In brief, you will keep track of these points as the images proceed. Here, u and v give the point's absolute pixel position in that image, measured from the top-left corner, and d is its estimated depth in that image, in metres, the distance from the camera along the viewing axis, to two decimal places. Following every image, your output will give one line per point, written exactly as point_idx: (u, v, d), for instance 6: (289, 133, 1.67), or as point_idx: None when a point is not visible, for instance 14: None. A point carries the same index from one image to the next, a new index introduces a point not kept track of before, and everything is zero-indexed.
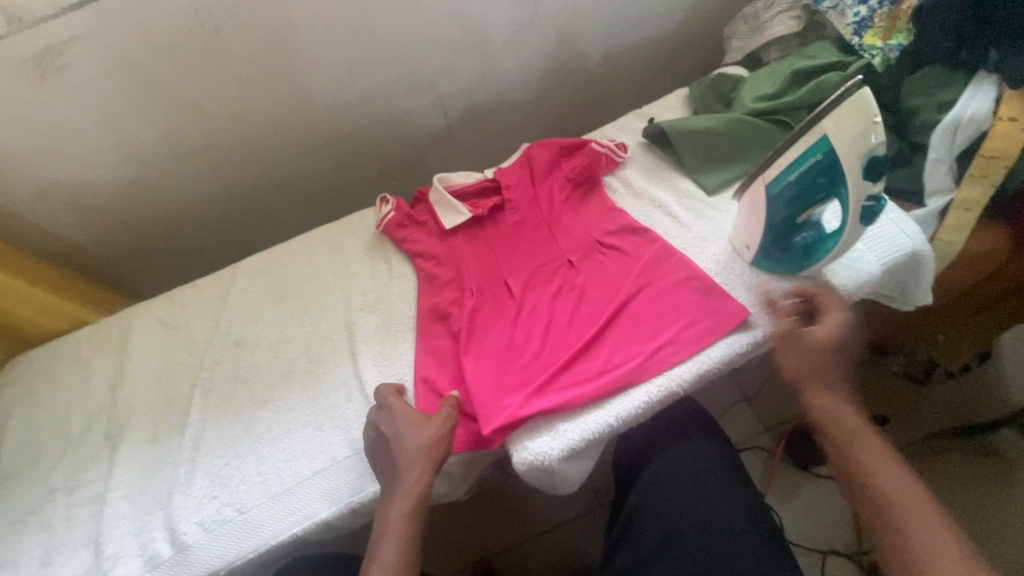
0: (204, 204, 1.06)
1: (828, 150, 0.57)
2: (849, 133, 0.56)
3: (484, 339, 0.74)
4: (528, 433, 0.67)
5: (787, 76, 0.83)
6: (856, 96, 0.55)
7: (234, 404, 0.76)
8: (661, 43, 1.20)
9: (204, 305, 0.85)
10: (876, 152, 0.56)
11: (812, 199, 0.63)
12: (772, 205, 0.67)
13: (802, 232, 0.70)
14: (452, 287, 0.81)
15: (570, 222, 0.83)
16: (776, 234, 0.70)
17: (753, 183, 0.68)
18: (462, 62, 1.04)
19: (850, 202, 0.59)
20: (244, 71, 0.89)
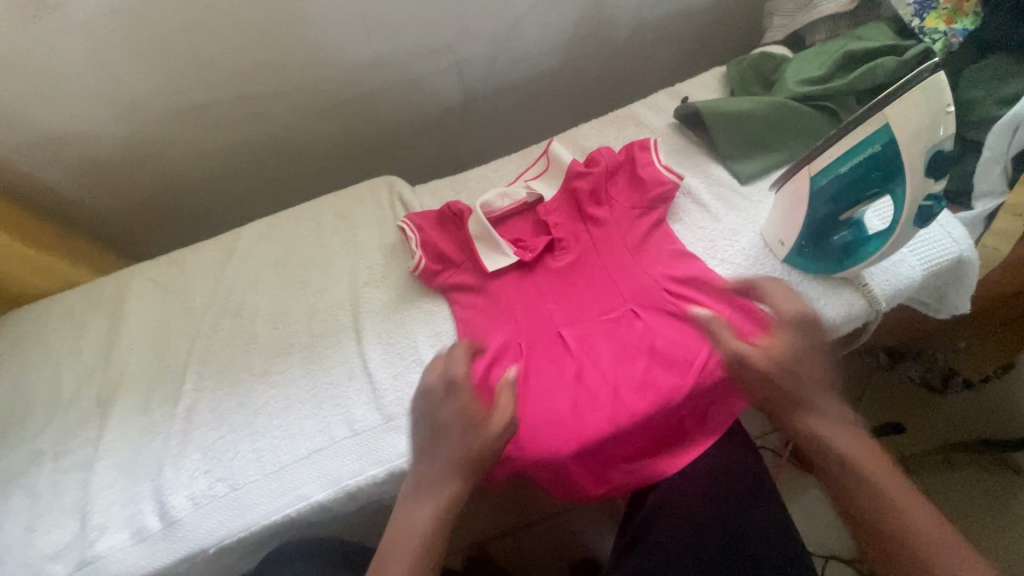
0: (208, 161, 1.01)
1: (888, 142, 0.52)
2: (914, 123, 0.50)
3: (544, 409, 0.65)
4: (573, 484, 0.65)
5: (837, 58, 0.77)
6: (927, 84, 0.50)
7: (230, 375, 0.73)
8: (697, 16, 1.12)
9: (204, 270, 0.81)
10: (942, 146, 0.51)
11: (861, 194, 0.58)
12: (813, 198, 0.62)
13: (838, 231, 0.66)
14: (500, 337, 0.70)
15: (633, 266, 0.72)
16: (814, 230, 0.65)
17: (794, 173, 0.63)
18: (486, 24, 0.97)
19: (904, 201, 0.54)
20: (255, 19, 0.83)
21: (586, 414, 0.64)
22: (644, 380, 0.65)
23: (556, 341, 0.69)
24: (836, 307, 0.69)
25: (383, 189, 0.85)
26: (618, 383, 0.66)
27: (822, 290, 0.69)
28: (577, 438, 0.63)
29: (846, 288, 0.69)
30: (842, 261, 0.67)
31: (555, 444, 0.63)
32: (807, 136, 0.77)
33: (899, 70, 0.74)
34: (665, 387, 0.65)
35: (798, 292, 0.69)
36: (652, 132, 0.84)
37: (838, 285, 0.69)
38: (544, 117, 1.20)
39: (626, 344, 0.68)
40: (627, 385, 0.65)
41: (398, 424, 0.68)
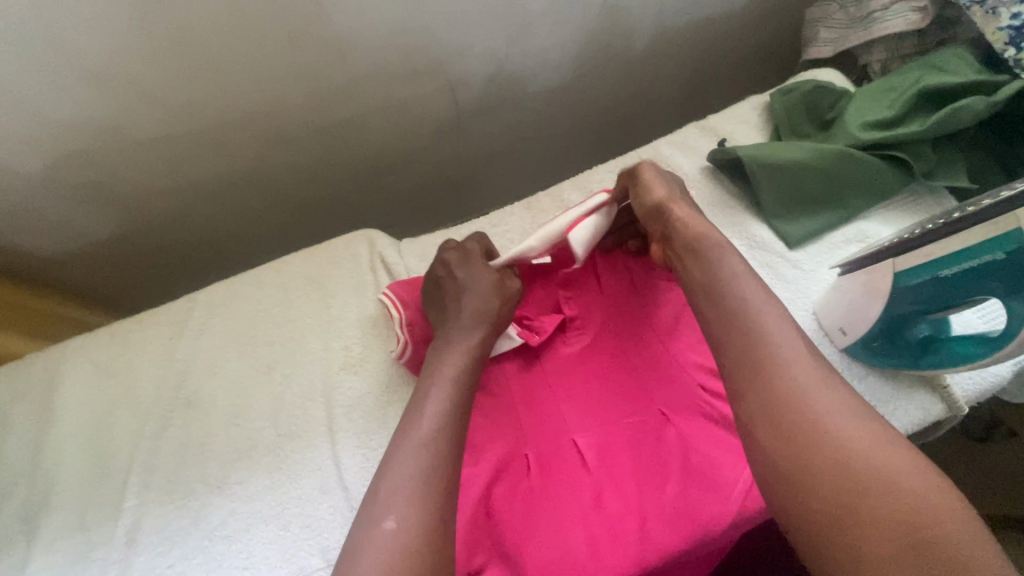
0: (162, 207, 0.86)
1: (1019, 247, 0.41)
2: None
3: (558, 538, 0.53)
4: None
5: (912, 96, 0.63)
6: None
7: (181, 486, 0.61)
8: (728, 22, 0.97)
9: (153, 351, 0.68)
10: None
11: (965, 297, 0.46)
12: (898, 295, 0.50)
13: (919, 325, 0.53)
14: (505, 443, 0.59)
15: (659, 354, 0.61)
16: (891, 326, 0.53)
17: (872, 262, 0.51)
18: (483, 41, 0.82)
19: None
20: (204, 46, 0.67)
21: (606, 549, 0.53)
22: (676, 507, 0.54)
23: (571, 449, 0.58)
24: (908, 413, 0.57)
25: (362, 248, 0.72)
26: (646, 508, 0.54)
27: (890, 391, 0.57)
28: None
29: (918, 388, 0.57)
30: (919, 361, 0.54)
31: None
32: (872, 192, 0.64)
33: (988, 113, 0.61)
34: (703, 517, 0.54)
35: (861, 393, 0.57)
36: (681, 178, 0.71)
37: (910, 384, 0.58)
38: (551, 139, 1.05)
39: (655, 458, 0.57)
40: (656, 511, 0.54)
41: None
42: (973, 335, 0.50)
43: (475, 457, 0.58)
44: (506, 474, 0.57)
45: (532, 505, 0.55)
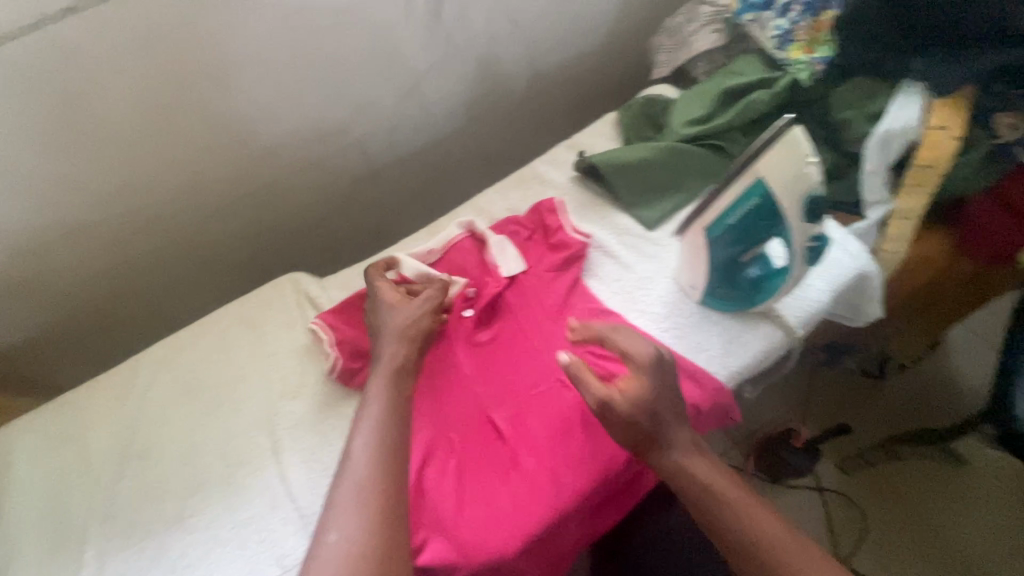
0: (99, 288, 0.92)
1: (765, 193, 0.57)
2: (781, 174, 0.56)
3: (482, 503, 0.62)
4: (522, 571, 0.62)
5: (716, 96, 0.79)
6: (785, 138, 0.56)
7: (139, 529, 0.66)
8: (589, 60, 1.14)
9: (101, 414, 0.73)
10: (814, 190, 0.58)
11: (756, 237, 0.61)
12: (715, 247, 0.63)
13: (750, 268, 0.66)
14: (429, 431, 0.66)
15: (554, 333, 0.71)
16: (723, 275, 0.66)
17: (689, 228, 0.64)
18: (377, 101, 0.95)
19: (793, 240, 0.60)
20: (123, 135, 0.77)
21: (525, 503, 0.62)
22: (581, 456, 0.64)
23: (492, 425, 0.67)
24: (757, 342, 0.69)
25: (289, 289, 0.81)
26: (559, 462, 0.64)
27: (740, 328, 0.70)
28: (527, 531, 0.60)
29: (762, 317, 0.71)
30: (756, 297, 0.68)
31: (498, 539, 0.60)
32: (704, 175, 0.79)
33: (774, 100, 0.77)
34: (605, 459, 0.63)
35: (719, 332, 0.70)
36: (556, 188, 0.84)
37: (754, 319, 0.71)
38: (460, 178, 1.18)
39: (561, 418, 0.66)
40: (567, 464, 0.64)
41: None
42: (780, 268, 0.65)
43: None
44: (440, 454, 0.65)
45: (465, 477, 0.63)
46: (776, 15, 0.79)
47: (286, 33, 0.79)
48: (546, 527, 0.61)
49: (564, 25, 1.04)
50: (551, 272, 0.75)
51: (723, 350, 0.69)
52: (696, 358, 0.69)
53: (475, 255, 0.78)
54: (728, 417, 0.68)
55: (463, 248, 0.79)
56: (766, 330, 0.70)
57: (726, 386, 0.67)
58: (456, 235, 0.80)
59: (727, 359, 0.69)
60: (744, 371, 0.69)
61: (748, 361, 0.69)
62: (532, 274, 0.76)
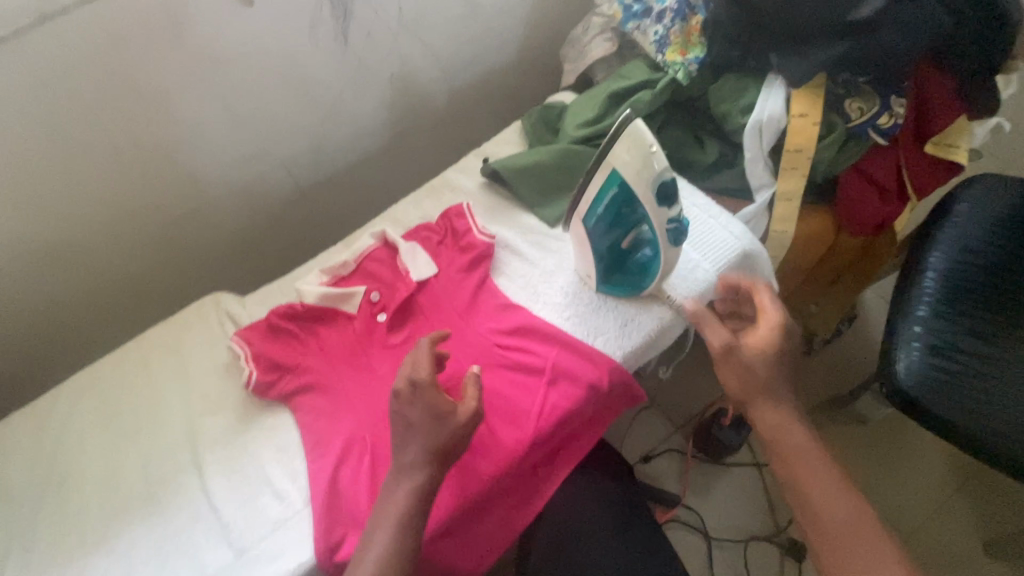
0: (24, 325, 0.92)
1: (621, 183, 0.63)
2: (631, 167, 0.62)
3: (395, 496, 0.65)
4: (441, 556, 0.66)
5: (604, 99, 0.85)
6: (629, 131, 0.62)
7: (61, 556, 0.67)
8: (505, 72, 1.20)
9: (23, 447, 0.74)
10: (664, 176, 0.62)
11: (626, 224, 0.67)
12: (594, 237, 0.69)
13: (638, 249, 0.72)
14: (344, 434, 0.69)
15: (463, 330, 0.75)
16: (610, 262, 0.72)
17: (571, 221, 0.71)
18: (294, 124, 0.98)
19: (656, 226, 0.66)
20: (31, 171, 0.79)
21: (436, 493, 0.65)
22: (488, 444, 0.67)
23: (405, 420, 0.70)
24: (649, 322, 0.75)
25: (210, 309, 0.83)
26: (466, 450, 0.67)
27: (634, 310, 0.76)
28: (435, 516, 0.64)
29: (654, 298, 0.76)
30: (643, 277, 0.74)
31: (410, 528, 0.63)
32: None
33: (656, 100, 0.83)
34: (508, 444, 0.67)
35: (615, 316, 0.75)
36: (466, 194, 0.88)
37: (647, 302, 0.76)
38: (391, 192, 1.22)
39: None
40: (474, 450, 0.67)
41: (251, 556, 0.64)
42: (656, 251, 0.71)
43: (322, 452, 0.69)
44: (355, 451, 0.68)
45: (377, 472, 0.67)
46: (653, 21, 0.86)
47: (191, 65, 0.82)
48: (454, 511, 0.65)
49: (474, 41, 1.10)
50: (461, 272, 0.79)
51: (620, 332, 0.74)
52: (594, 341, 0.73)
53: (388, 262, 0.82)
54: (630, 392, 0.73)
55: (377, 257, 0.82)
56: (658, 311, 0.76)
57: (623, 366, 0.72)
58: (370, 246, 0.83)
59: (623, 340, 0.74)
60: (639, 350, 0.75)
61: (643, 340, 0.74)
62: (442, 275, 0.80)
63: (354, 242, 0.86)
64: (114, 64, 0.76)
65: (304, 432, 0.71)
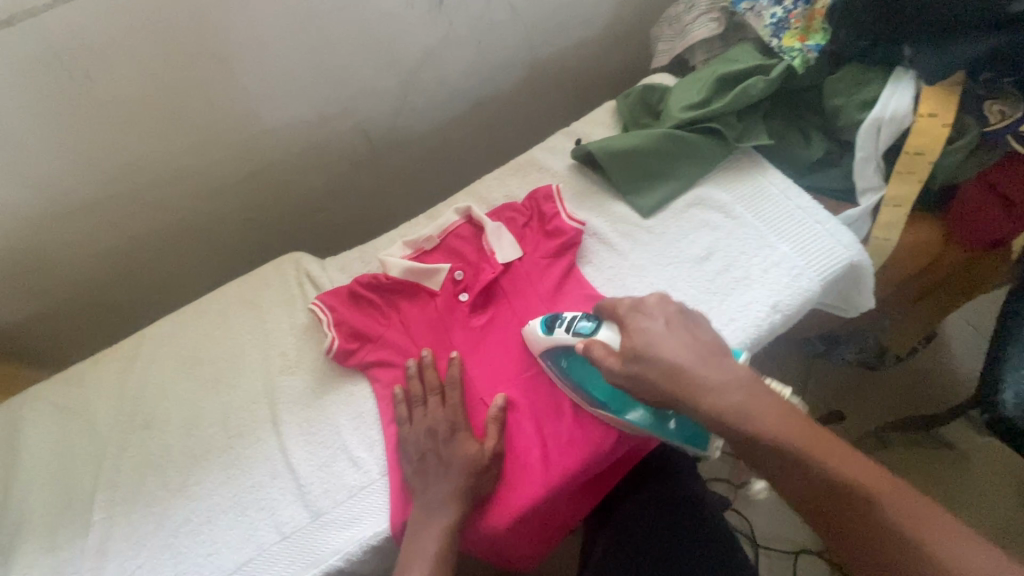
0: (106, 264, 0.95)
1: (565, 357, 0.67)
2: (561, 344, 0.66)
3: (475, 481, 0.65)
4: (514, 546, 0.65)
5: (712, 83, 0.80)
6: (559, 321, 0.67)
7: (144, 495, 0.69)
8: (589, 48, 1.15)
9: (108, 385, 0.76)
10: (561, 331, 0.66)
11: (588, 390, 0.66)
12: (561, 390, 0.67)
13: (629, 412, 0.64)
14: None
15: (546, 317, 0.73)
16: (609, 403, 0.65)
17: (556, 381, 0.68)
18: (378, 86, 0.97)
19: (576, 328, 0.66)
20: (127, 112, 0.79)
21: (517, 482, 0.64)
22: (571, 437, 0.66)
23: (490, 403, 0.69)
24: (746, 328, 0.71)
25: (290, 268, 0.83)
26: (550, 441, 0.66)
27: (731, 314, 0.72)
28: (517, 505, 0.63)
29: (754, 305, 0.72)
30: (680, 431, 0.64)
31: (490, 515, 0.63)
32: (700, 161, 0.80)
33: (769, 88, 0.78)
34: (592, 439, 0.65)
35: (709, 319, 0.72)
36: (553, 174, 0.85)
37: (743, 305, 0.72)
38: (460, 165, 1.20)
39: (554, 399, 0.68)
40: (558, 442, 0.66)
41: (327, 519, 0.65)
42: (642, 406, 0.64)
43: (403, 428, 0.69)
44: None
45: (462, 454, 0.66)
46: (772, 3, 0.81)
47: (288, 16, 0.81)
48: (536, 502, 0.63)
49: (564, 13, 1.06)
50: (548, 258, 0.77)
51: None
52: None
53: (472, 242, 0.80)
54: None
55: (460, 233, 0.81)
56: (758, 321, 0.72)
57: None
58: (454, 222, 0.81)
59: None
60: None
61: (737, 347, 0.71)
62: (527, 260, 0.78)
63: (436, 216, 0.84)
64: (216, 9, 0.76)
65: (382, 404, 0.70)
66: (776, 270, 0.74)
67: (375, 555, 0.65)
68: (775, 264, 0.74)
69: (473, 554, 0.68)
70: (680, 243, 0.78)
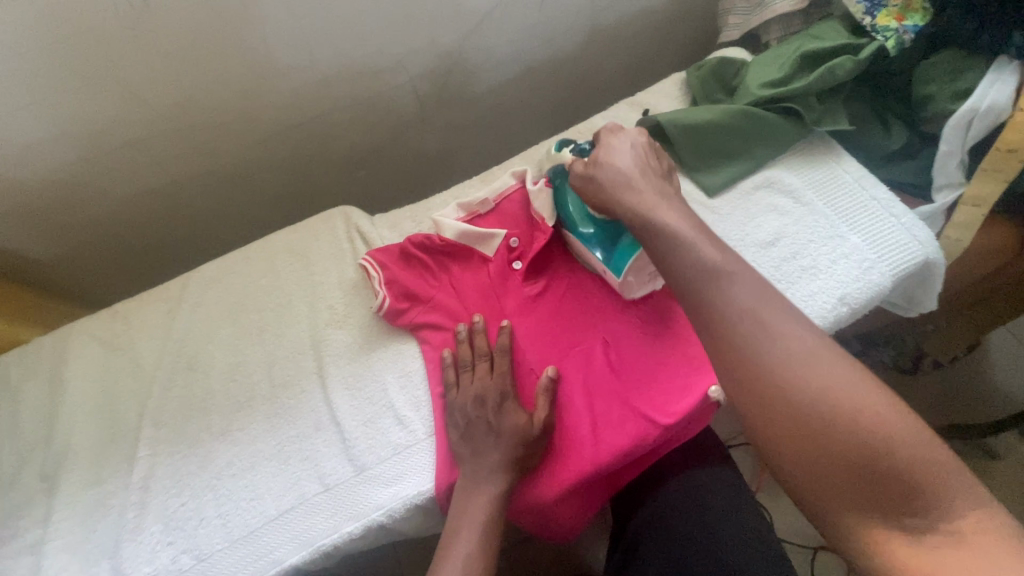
0: (147, 203, 0.94)
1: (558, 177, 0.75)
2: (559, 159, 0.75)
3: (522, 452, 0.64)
4: (557, 517, 0.65)
5: (795, 59, 0.76)
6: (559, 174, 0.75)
7: (188, 436, 0.68)
8: (655, 17, 1.10)
9: (151, 325, 0.76)
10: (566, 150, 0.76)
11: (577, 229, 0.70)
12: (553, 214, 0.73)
13: (586, 243, 0.69)
14: None
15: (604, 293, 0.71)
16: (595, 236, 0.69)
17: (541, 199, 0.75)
18: (436, 41, 0.93)
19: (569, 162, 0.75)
20: (185, 47, 0.77)
21: (566, 455, 0.64)
22: (623, 415, 0.64)
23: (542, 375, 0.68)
24: (811, 319, 0.69)
25: (339, 222, 0.81)
26: (600, 419, 0.65)
27: (795, 304, 0.70)
28: (565, 481, 0.63)
29: (820, 295, 0.70)
30: (611, 248, 0.68)
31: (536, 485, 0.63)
32: (772, 142, 0.77)
33: (855, 70, 0.73)
34: (644, 419, 0.64)
35: None
36: None
37: (808, 296, 0.70)
38: (507, 130, 1.16)
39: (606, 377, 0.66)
40: (608, 421, 0.64)
41: (371, 474, 0.65)
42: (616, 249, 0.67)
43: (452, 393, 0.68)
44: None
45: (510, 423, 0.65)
46: None
47: None
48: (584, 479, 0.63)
49: None
50: None
51: None
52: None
53: (528, 208, 0.78)
54: None
55: (515, 197, 0.79)
56: (821, 315, 0.69)
57: None
58: (510, 185, 0.79)
59: None
60: None
61: None
62: None
63: (493, 178, 0.82)
64: None
65: (431, 365, 0.70)
66: (846, 262, 0.71)
67: (416, 514, 0.65)
68: (845, 257, 0.71)
69: (516, 522, 0.68)
70: (746, 226, 0.75)
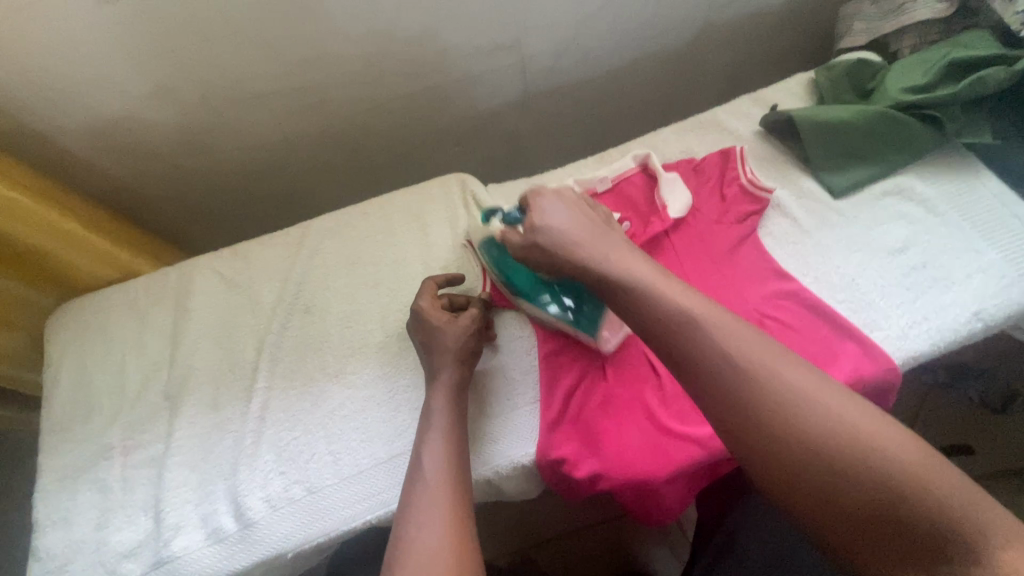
0: (262, 154, 0.98)
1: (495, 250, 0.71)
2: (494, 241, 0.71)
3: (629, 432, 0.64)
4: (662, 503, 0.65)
5: (942, 66, 0.74)
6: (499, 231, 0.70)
7: (302, 375, 0.71)
8: (769, 19, 1.08)
9: (271, 265, 0.79)
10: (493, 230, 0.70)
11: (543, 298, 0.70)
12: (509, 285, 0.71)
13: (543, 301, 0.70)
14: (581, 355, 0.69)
15: (722, 286, 0.70)
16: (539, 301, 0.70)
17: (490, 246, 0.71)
18: (556, 22, 0.93)
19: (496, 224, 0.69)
20: (326, 9, 0.79)
21: (674, 437, 0.63)
22: None
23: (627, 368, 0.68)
24: (940, 330, 0.67)
25: (456, 187, 0.83)
26: (678, 415, 0.65)
27: (924, 314, 0.68)
28: (641, 471, 0.62)
29: (953, 308, 0.67)
30: (579, 319, 0.68)
31: (643, 466, 0.62)
32: (907, 149, 0.75)
33: (1010, 80, 0.70)
34: None
35: (897, 315, 0.68)
36: (736, 139, 0.83)
37: (938, 309, 0.68)
38: (602, 118, 1.16)
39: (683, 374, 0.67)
40: (686, 417, 0.65)
41: (481, 431, 0.66)
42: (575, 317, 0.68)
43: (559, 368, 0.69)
44: (573, 399, 0.67)
45: (601, 422, 0.65)
46: None
47: None
48: (663, 472, 0.62)
49: None
50: (727, 222, 0.74)
51: (899, 332, 0.67)
52: (870, 335, 0.67)
53: (645, 192, 0.78)
54: (889, 400, 0.66)
55: (634, 179, 0.79)
56: (952, 330, 0.67)
57: (899, 369, 0.65)
58: (630, 169, 0.79)
59: (904, 342, 0.67)
60: (918, 358, 0.67)
61: (920, 350, 0.66)
62: (702, 219, 0.75)
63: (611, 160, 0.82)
64: None
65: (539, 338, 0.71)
66: (982, 278, 0.68)
67: (519, 474, 0.66)
68: (981, 272, 0.69)
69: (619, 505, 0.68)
70: (872, 231, 0.73)
